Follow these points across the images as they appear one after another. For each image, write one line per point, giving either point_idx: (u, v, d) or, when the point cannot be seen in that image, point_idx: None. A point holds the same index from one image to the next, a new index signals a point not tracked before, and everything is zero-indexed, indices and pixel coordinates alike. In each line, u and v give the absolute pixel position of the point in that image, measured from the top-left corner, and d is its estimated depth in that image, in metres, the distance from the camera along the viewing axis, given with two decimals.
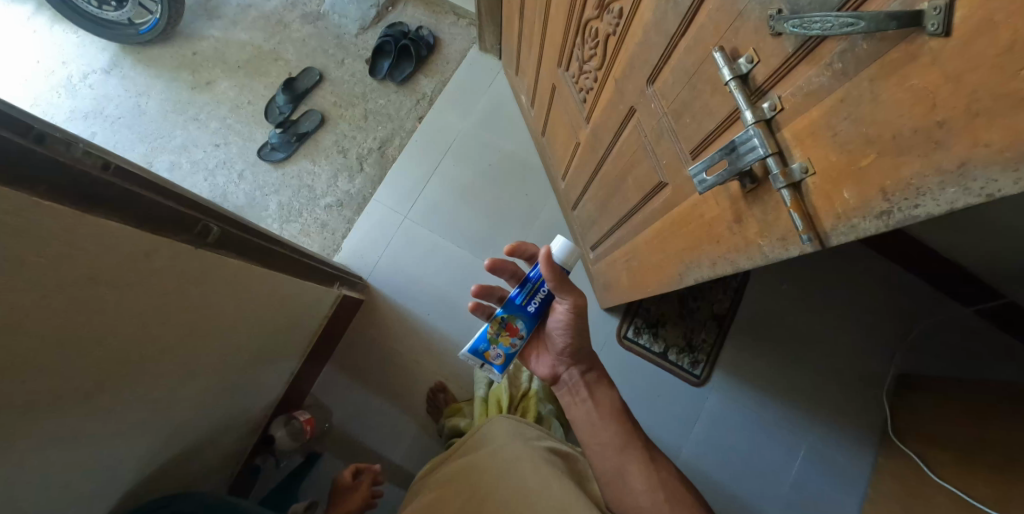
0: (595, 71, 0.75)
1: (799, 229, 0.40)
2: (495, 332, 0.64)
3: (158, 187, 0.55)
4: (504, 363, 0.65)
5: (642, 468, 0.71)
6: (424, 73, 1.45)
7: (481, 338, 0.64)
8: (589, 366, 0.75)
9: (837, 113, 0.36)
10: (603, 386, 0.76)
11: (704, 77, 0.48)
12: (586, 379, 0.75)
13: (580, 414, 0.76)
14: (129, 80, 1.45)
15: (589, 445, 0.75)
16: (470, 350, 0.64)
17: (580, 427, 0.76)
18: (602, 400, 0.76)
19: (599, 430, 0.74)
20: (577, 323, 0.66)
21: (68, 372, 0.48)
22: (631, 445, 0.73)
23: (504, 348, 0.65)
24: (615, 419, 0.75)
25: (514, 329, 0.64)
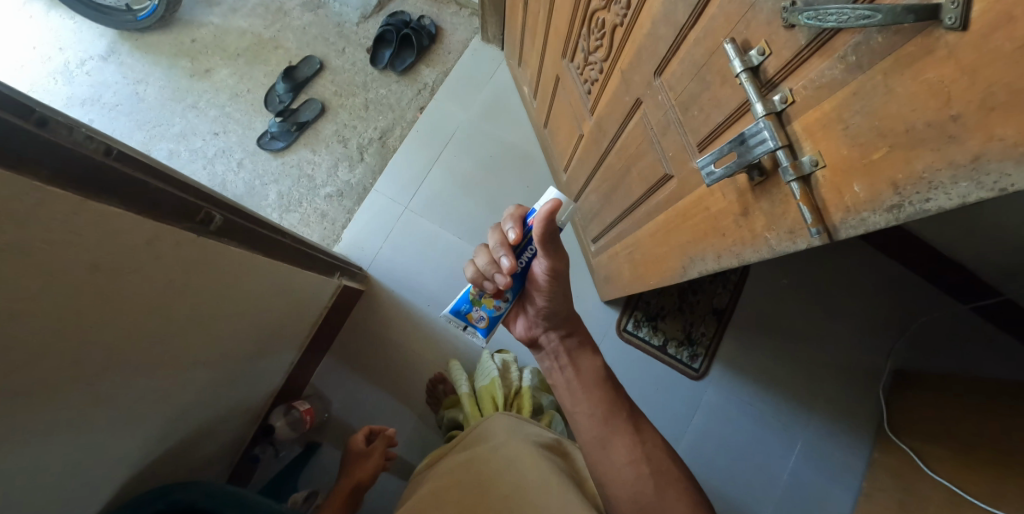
0: (601, 62, 0.75)
1: (808, 222, 0.40)
2: (477, 294, 0.66)
3: (160, 172, 0.55)
4: (487, 325, 0.68)
5: (627, 441, 0.69)
6: (425, 63, 1.44)
7: (464, 300, 0.67)
8: (570, 331, 0.74)
9: (849, 106, 0.35)
10: (585, 353, 0.75)
11: (714, 69, 0.48)
12: (565, 345, 0.74)
13: (561, 380, 0.75)
14: (128, 67, 1.44)
15: (570, 412, 0.74)
16: (452, 311, 0.67)
17: (561, 393, 0.75)
18: (587, 369, 0.74)
19: (581, 398, 0.73)
20: (554, 288, 0.65)
21: (70, 359, 0.48)
22: (615, 416, 0.71)
23: (487, 310, 0.67)
24: (597, 388, 0.73)
25: (497, 294, 0.65)
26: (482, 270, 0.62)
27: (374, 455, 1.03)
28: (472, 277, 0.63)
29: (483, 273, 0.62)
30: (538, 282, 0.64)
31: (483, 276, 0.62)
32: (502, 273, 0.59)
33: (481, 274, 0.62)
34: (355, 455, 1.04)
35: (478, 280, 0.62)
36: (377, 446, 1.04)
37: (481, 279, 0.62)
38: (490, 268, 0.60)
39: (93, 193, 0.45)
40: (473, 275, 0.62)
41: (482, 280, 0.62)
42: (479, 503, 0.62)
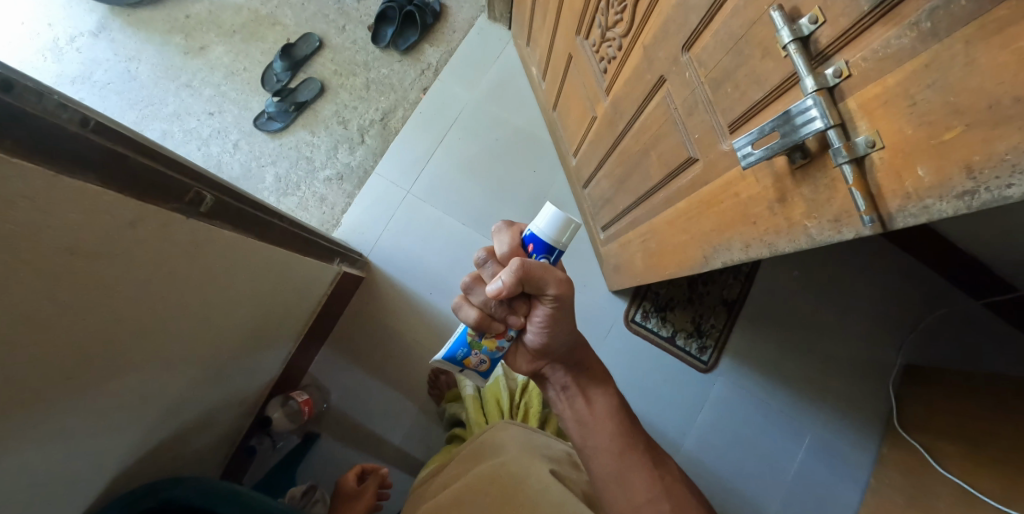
0: (620, 38, 0.70)
1: (860, 210, 0.36)
2: (476, 335, 0.55)
3: (145, 147, 0.50)
4: (489, 367, 0.57)
5: (644, 476, 0.65)
6: (429, 42, 1.38)
7: (460, 342, 0.55)
8: (576, 361, 0.68)
9: (919, 80, 0.31)
10: (594, 382, 0.70)
11: (755, 40, 0.44)
12: (573, 375, 0.69)
13: (569, 412, 0.70)
14: (119, 43, 1.38)
15: (581, 447, 0.68)
16: (446, 356, 0.55)
17: (570, 427, 0.69)
18: (598, 399, 0.70)
19: (593, 431, 0.68)
20: (557, 320, 0.56)
21: (51, 348, 0.45)
22: (630, 449, 0.67)
23: (488, 352, 0.56)
24: (610, 420, 0.69)
25: (500, 334, 0.55)
26: (488, 312, 0.54)
27: (364, 496, 0.95)
28: (475, 322, 0.54)
29: (490, 315, 0.54)
30: (539, 319, 0.56)
31: (490, 318, 0.54)
32: (516, 315, 0.55)
33: (488, 316, 0.54)
34: (344, 498, 0.96)
35: (485, 324, 0.54)
36: (369, 485, 0.97)
37: (488, 322, 0.54)
38: (501, 310, 0.54)
39: (64, 167, 0.41)
40: (475, 319, 0.54)
41: (490, 322, 0.54)
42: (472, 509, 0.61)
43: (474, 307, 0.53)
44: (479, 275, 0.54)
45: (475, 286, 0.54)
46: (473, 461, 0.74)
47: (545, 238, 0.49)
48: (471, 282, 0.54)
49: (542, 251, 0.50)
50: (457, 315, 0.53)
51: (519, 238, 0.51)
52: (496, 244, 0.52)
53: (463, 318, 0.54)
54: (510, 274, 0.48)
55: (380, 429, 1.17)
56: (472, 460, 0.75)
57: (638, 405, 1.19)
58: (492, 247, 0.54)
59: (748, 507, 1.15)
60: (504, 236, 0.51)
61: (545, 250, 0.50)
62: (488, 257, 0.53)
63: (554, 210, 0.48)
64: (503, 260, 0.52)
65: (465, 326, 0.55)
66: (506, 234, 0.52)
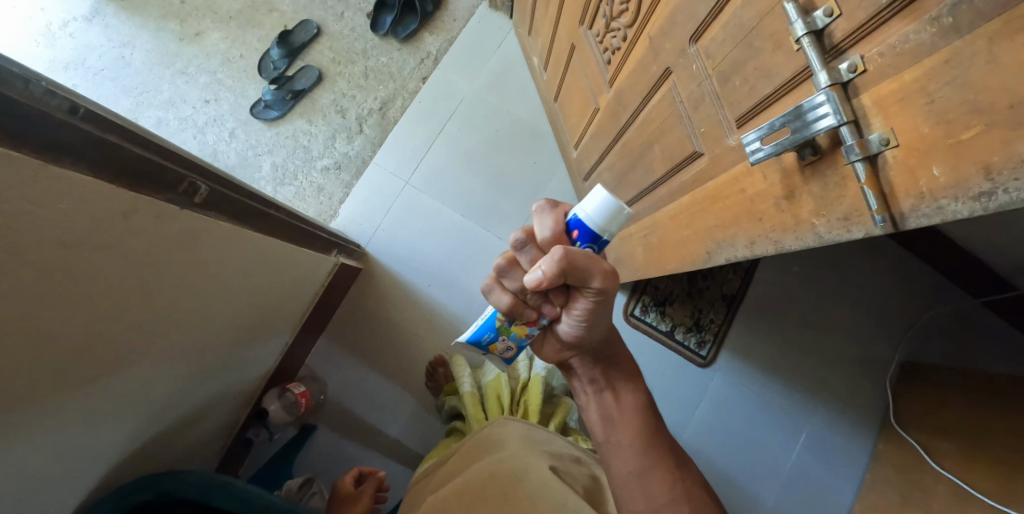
0: (625, 28, 0.69)
1: (872, 209, 0.35)
2: (505, 321, 0.50)
3: (135, 135, 0.49)
4: (515, 353, 0.53)
5: (665, 477, 0.61)
6: (429, 30, 1.36)
7: (487, 327, 0.51)
8: (608, 355, 0.62)
9: (938, 76, 0.30)
10: (625, 377, 0.64)
11: (766, 32, 0.42)
12: (602, 368, 0.63)
13: (593, 406, 0.64)
14: (113, 29, 1.35)
15: (603, 443, 0.64)
16: (470, 339, 0.52)
17: (593, 421, 0.64)
18: (626, 395, 0.64)
19: (618, 428, 0.63)
20: (598, 314, 0.49)
21: (39, 344, 0.44)
22: (654, 448, 0.62)
23: (516, 339, 0.52)
24: (637, 417, 0.63)
25: (533, 321, 0.50)
26: (522, 297, 0.48)
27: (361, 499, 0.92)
28: (506, 309, 0.48)
29: (523, 300, 0.48)
30: (578, 311, 0.49)
31: (523, 304, 0.48)
32: (551, 304, 0.49)
33: (521, 302, 0.48)
34: (343, 499, 0.94)
35: (517, 311, 0.48)
36: (366, 489, 0.94)
37: (521, 308, 0.48)
38: (535, 298, 0.48)
39: (54, 157, 0.40)
40: (506, 305, 0.48)
41: (523, 310, 0.48)
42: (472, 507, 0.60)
43: (508, 293, 0.48)
44: (514, 256, 0.47)
45: (510, 269, 0.47)
46: (472, 457, 0.73)
47: (592, 226, 0.41)
48: (505, 264, 0.47)
49: (587, 239, 0.42)
50: (488, 299, 0.48)
51: (563, 223, 0.44)
52: (537, 227, 0.45)
53: (493, 303, 0.48)
54: (552, 264, 0.41)
55: (377, 421, 1.17)
56: (471, 455, 0.74)
57: None
58: (532, 227, 0.46)
59: (744, 500, 1.15)
60: (546, 219, 0.44)
61: (592, 239, 0.42)
62: (526, 240, 0.45)
63: (606, 195, 0.40)
64: (544, 245, 0.45)
65: (494, 310, 0.50)
66: (549, 217, 0.44)
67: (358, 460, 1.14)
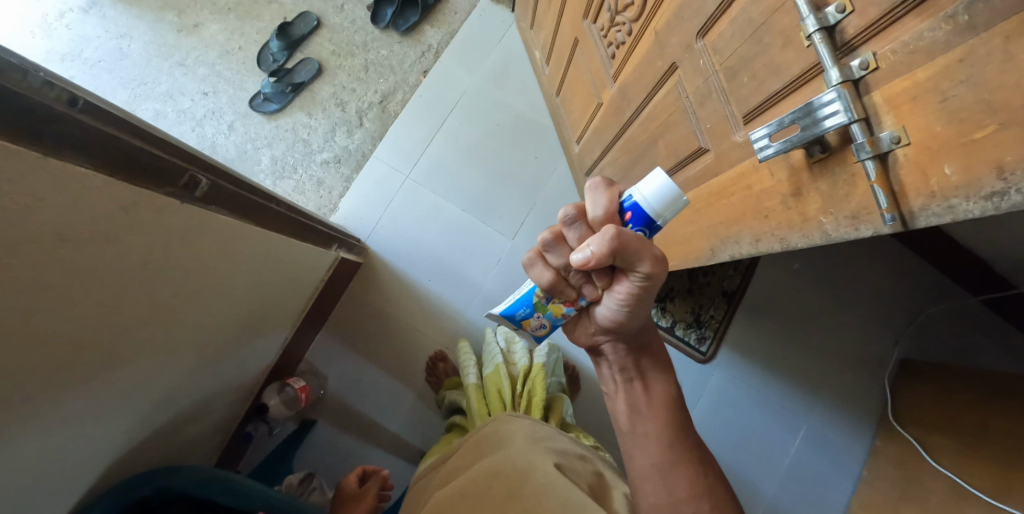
0: (631, 23, 0.68)
1: (881, 207, 0.34)
2: (543, 298, 0.48)
3: (136, 128, 0.49)
4: (546, 333, 0.51)
5: (690, 472, 0.57)
6: (430, 23, 1.34)
7: (524, 301, 0.48)
8: (642, 342, 0.58)
9: (953, 75, 0.30)
10: (657, 367, 0.60)
11: (776, 29, 0.42)
12: (635, 356, 0.58)
13: (622, 396, 0.60)
14: (110, 20, 1.33)
15: (628, 433, 0.60)
16: (505, 313, 0.49)
17: (619, 412, 0.61)
18: (657, 385, 0.60)
19: (645, 420, 0.59)
20: (640, 302, 0.47)
21: (37, 340, 0.43)
22: (681, 441, 0.59)
23: (551, 317, 0.49)
24: (667, 410, 0.60)
25: (571, 302, 0.47)
26: (564, 275, 0.46)
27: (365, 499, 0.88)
28: (546, 284, 0.46)
29: (564, 278, 0.46)
30: (620, 295, 0.46)
31: (564, 282, 0.46)
32: (593, 285, 0.46)
33: (562, 279, 0.46)
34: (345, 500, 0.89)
35: (557, 289, 0.46)
36: (371, 488, 0.91)
37: (561, 286, 0.46)
38: (577, 278, 0.46)
39: (52, 149, 0.39)
40: (547, 281, 0.46)
41: (563, 287, 0.46)
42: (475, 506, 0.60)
43: (550, 269, 0.45)
44: (561, 232, 0.44)
45: (556, 244, 0.44)
46: (474, 456, 0.73)
47: (647, 209, 0.39)
48: (551, 238, 0.44)
49: (639, 223, 0.40)
50: (529, 273, 0.46)
51: (617, 203, 0.41)
52: (590, 204, 0.42)
53: (534, 277, 0.46)
54: (602, 244, 0.39)
55: (377, 415, 1.17)
56: (474, 453, 0.74)
57: None
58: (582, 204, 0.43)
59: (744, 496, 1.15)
60: (600, 197, 0.41)
61: (644, 223, 0.40)
62: (576, 217, 0.42)
63: (666, 179, 0.38)
64: (594, 224, 0.42)
65: (533, 284, 0.48)
66: (603, 195, 0.41)
67: (358, 454, 1.14)
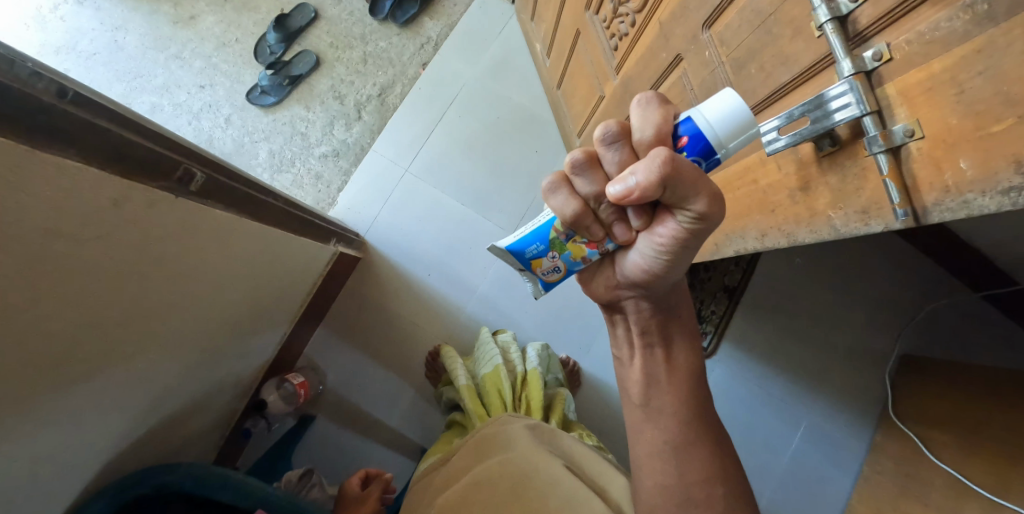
0: (634, 14, 0.67)
1: (893, 202, 0.34)
2: (563, 234, 0.42)
3: (126, 120, 0.48)
4: (554, 278, 0.46)
5: (703, 456, 0.55)
6: (429, 15, 1.32)
7: (538, 236, 0.43)
8: (669, 303, 0.52)
9: (970, 66, 0.29)
10: (683, 336, 0.56)
11: (785, 19, 0.41)
12: (660, 320, 0.53)
13: (641, 364, 0.56)
14: (105, 12, 1.31)
15: (641, 406, 0.57)
16: (514, 248, 0.44)
17: (635, 382, 0.57)
18: (680, 355, 0.56)
19: (663, 391, 0.56)
20: (680, 252, 0.41)
21: (26, 339, 0.42)
22: (699, 424, 0.56)
23: (566, 259, 0.44)
24: (687, 384, 0.56)
25: (594, 242, 0.42)
26: (592, 209, 0.40)
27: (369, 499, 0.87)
28: (569, 217, 0.40)
29: (592, 212, 0.40)
30: (660, 239, 0.40)
31: (591, 217, 0.40)
32: (625, 225, 0.41)
33: (590, 213, 0.40)
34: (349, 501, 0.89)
35: (582, 224, 0.40)
36: (373, 489, 0.90)
37: (587, 221, 0.40)
38: (609, 213, 0.40)
39: (46, 142, 0.38)
40: (571, 213, 0.39)
41: (590, 223, 0.40)
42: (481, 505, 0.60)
43: (577, 198, 0.39)
44: (597, 154, 0.38)
45: (588, 167, 0.38)
46: (478, 454, 0.72)
47: (708, 134, 0.35)
48: (585, 160, 0.38)
49: (696, 151, 0.36)
50: (552, 200, 0.39)
51: (672, 124, 0.36)
52: (637, 121, 0.36)
53: (554, 207, 0.40)
54: (652, 172, 0.33)
55: (376, 411, 1.16)
56: (476, 453, 0.73)
57: None
58: (627, 123, 0.37)
59: None
60: (652, 114, 0.36)
61: (701, 152, 0.36)
62: (619, 135, 0.36)
63: (734, 99, 0.36)
64: (640, 147, 0.36)
65: (553, 215, 0.41)
66: (655, 112, 0.36)
67: (358, 449, 1.14)
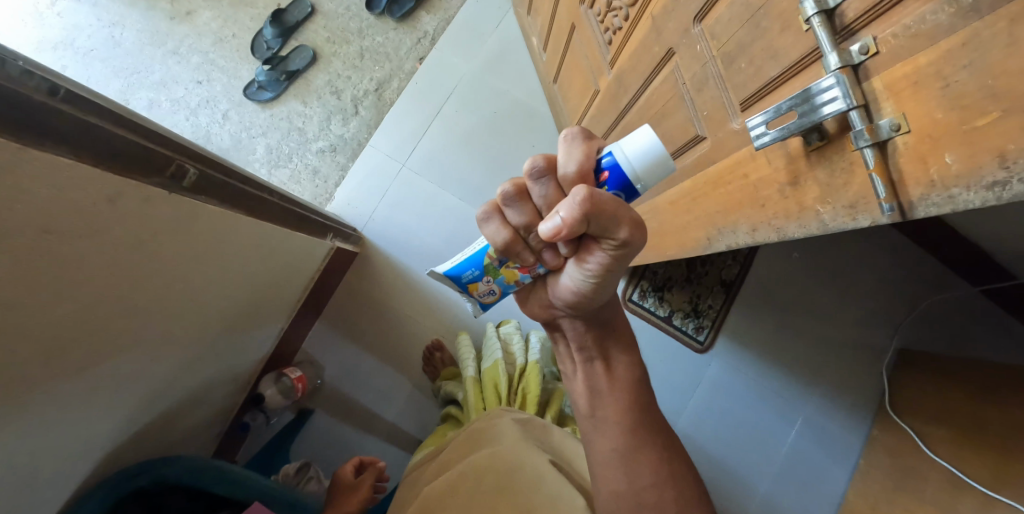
0: (628, 7, 0.67)
1: (879, 197, 0.34)
2: (496, 260, 0.44)
3: (119, 118, 0.49)
4: (493, 299, 0.48)
5: (654, 458, 0.56)
6: (426, 10, 1.32)
7: (473, 263, 0.45)
8: (603, 319, 0.53)
9: (955, 60, 0.28)
10: (621, 346, 0.57)
11: (773, 13, 0.41)
12: (596, 334, 0.54)
13: (583, 379, 0.57)
14: (102, 7, 1.31)
15: (587, 417, 0.57)
16: (451, 273, 0.46)
17: (578, 395, 0.58)
18: (621, 367, 0.57)
19: (606, 402, 0.56)
20: (608, 277, 0.42)
21: (22, 334, 0.42)
22: (645, 427, 0.57)
23: (501, 284, 0.46)
24: (629, 393, 0.57)
25: (526, 267, 0.44)
26: (522, 236, 0.41)
27: (361, 489, 0.87)
28: (501, 245, 0.41)
29: (522, 241, 0.41)
30: (589, 266, 0.41)
31: (522, 245, 0.41)
32: (553, 251, 0.43)
33: (520, 241, 0.41)
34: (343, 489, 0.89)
35: (513, 251, 0.41)
36: (366, 478, 0.90)
37: (518, 248, 0.41)
38: (538, 241, 0.42)
39: (35, 138, 0.38)
40: (502, 241, 0.41)
41: (520, 250, 0.41)
42: (470, 494, 0.61)
43: (507, 227, 0.40)
44: (525, 187, 0.39)
45: (517, 199, 0.39)
46: (468, 448, 0.73)
47: (627, 170, 0.37)
48: (514, 193, 0.39)
49: (616, 185, 0.38)
50: (485, 229, 0.41)
51: (594, 160, 0.38)
52: (563, 157, 0.38)
53: (488, 235, 0.41)
54: (573, 208, 0.34)
55: (374, 405, 1.17)
56: (467, 446, 0.74)
57: None
58: (553, 157, 0.39)
59: (739, 488, 1.16)
60: (575, 150, 0.38)
61: (621, 186, 0.38)
62: (545, 170, 0.38)
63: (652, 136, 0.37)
64: (566, 182, 0.38)
65: (487, 243, 0.43)
66: (578, 148, 0.38)
67: (355, 443, 1.15)
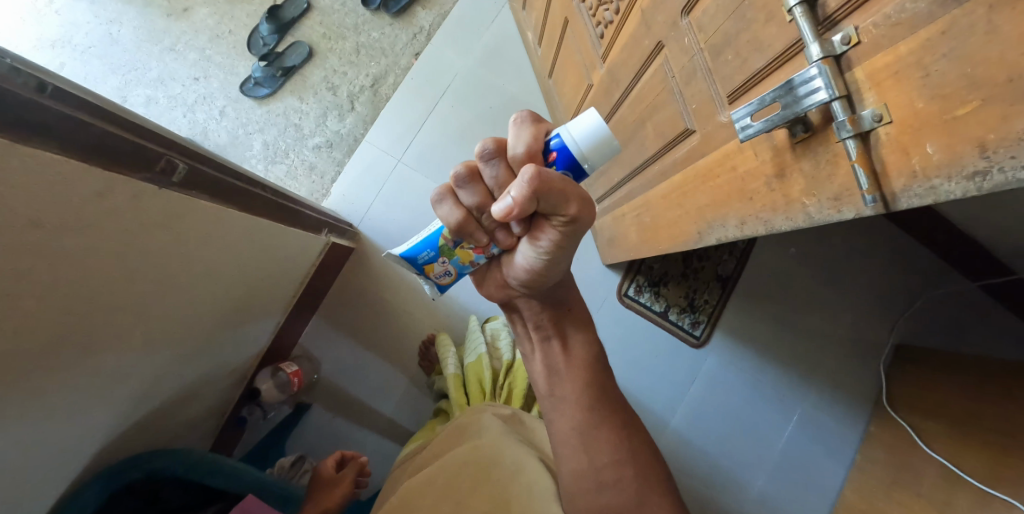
0: (618, 1, 0.66)
1: (862, 188, 0.33)
2: (451, 241, 0.44)
3: (107, 114, 0.49)
4: (450, 281, 0.48)
5: (613, 438, 0.57)
6: (421, 5, 1.31)
7: (428, 243, 0.44)
8: (557, 298, 0.54)
9: (935, 49, 0.28)
10: (577, 325, 0.57)
11: (758, 4, 0.40)
12: (551, 314, 0.55)
13: (540, 359, 0.58)
14: (99, 5, 1.31)
15: (546, 397, 0.59)
16: (406, 254, 0.45)
17: (538, 375, 0.59)
18: (577, 346, 0.58)
19: (564, 381, 0.57)
20: (559, 254, 0.43)
21: (14, 329, 0.43)
22: (601, 407, 0.57)
23: (457, 265, 0.46)
24: (586, 372, 0.57)
25: (481, 248, 0.44)
26: (475, 216, 0.41)
27: (342, 484, 0.87)
28: (454, 225, 0.41)
29: (475, 221, 0.41)
30: (541, 245, 0.42)
31: (475, 225, 0.41)
32: (507, 231, 0.43)
33: (473, 221, 0.41)
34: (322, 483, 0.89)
35: (466, 231, 0.41)
36: (347, 473, 0.90)
37: (472, 228, 0.41)
38: (492, 222, 0.42)
39: (24, 135, 0.39)
40: (455, 221, 0.41)
41: (474, 231, 0.41)
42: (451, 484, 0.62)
43: (460, 208, 0.40)
44: (477, 168, 0.39)
45: (469, 181, 0.39)
46: (454, 441, 0.73)
47: (575, 150, 0.37)
48: (466, 174, 0.39)
49: (565, 165, 0.38)
50: (438, 210, 0.40)
51: (543, 142, 0.38)
52: (512, 139, 0.38)
53: (440, 216, 0.41)
54: (523, 188, 0.34)
55: (370, 400, 1.18)
56: (454, 439, 0.74)
57: (628, 382, 1.20)
58: (503, 139, 0.39)
59: (733, 482, 1.17)
60: (524, 132, 0.38)
61: (570, 167, 0.38)
62: (495, 152, 0.38)
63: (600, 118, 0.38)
64: (516, 163, 0.38)
65: (441, 224, 0.43)
66: (528, 130, 0.38)
67: (352, 438, 1.16)
